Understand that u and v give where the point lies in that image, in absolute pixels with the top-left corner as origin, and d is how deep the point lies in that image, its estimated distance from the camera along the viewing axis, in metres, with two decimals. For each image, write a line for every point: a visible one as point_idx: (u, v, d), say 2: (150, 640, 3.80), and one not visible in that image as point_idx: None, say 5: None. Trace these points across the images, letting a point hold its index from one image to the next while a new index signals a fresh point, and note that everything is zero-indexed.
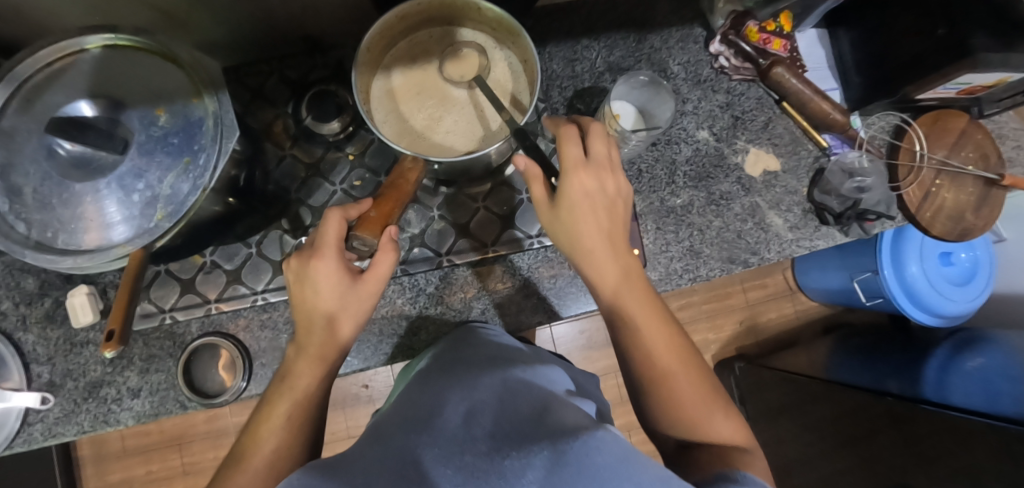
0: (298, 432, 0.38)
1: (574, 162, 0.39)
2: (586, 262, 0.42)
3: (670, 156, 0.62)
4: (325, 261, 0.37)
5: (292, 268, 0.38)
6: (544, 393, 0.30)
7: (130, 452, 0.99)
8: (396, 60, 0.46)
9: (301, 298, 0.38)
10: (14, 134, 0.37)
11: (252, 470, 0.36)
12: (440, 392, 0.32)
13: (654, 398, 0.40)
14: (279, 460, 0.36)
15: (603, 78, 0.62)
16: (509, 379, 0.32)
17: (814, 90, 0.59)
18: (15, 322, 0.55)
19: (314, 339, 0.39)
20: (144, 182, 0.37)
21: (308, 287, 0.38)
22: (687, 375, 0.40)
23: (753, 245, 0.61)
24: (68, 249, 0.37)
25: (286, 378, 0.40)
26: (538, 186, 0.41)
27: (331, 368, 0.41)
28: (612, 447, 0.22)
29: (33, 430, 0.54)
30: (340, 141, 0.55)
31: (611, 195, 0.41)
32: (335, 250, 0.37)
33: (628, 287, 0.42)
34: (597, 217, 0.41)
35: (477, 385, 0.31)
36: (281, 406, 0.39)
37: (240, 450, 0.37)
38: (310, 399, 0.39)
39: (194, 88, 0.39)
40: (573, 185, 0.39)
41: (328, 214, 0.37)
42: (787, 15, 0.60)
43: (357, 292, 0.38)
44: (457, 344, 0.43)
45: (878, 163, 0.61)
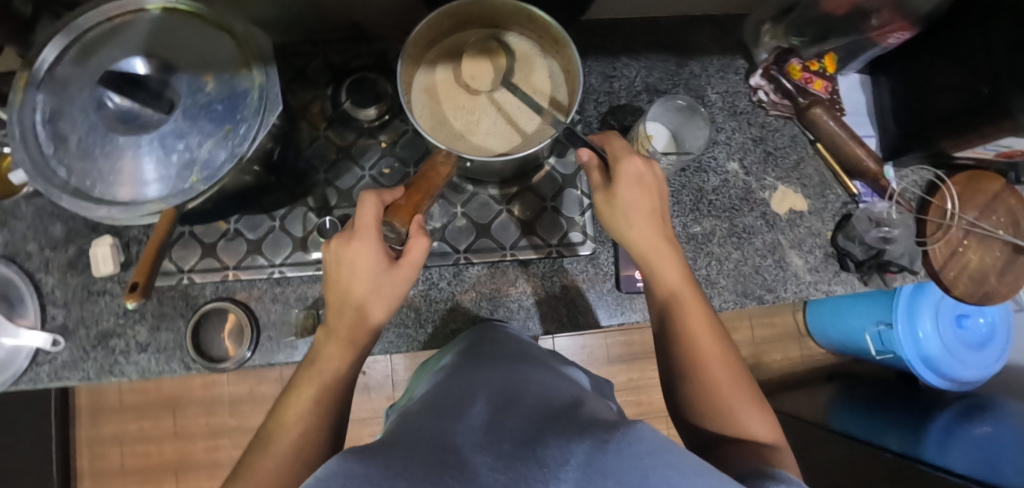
0: (325, 418, 0.37)
1: (622, 149, 0.44)
2: (634, 241, 0.44)
3: (697, 183, 0.61)
4: (362, 245, 0.35)
5: (330, 249, 0.37)
6: (572, 388, 0.32)
7: (124, 408, 1.00)
8: (439, 57, 0.47)
9: (336, 282, 0.37)
10: (67, 83, 0.38)
11: (279, 454, 0.34)
12: (468, 386, 0.31)
13: (687, 382, 0.40)
14: (307, 445, 0.35)
15: (639, 98, 0.63)
16: (534, 381, 0.32)
17: (850, 134, 0.58)
18: (38, 264, 0.57)
19: (344, 321, 0.38)
20: (184, 143, 0.38)
21: (345, 271, 0.36)
22: (722, 363, 0.40)
23: (770, 282, 0.61)
24: (103, 199, 0.38)
25: (316, 362, 0.38)
26: (598, 174, 0.44)
27: (359, 353, 0.39)
28: (652, 439, 0.21)
29: (40, 370, 0.55)
30: (375, 128, 0.56)
31: (658, 180, 0.44)
32: (373, 233, 0.36)
33: (671, 269, 0.43)
34: (647, 196, 0.43)
35: (503, 385, 0.31)
36: (308, 390, 0.37)
37: (266, 433, 0.36)
38: (338, 383, 0.38)
39: (243, 61, 0.40)
40: (625, 166, 0.42)
41: (364, 198, 0.36)
42: (831, 57, 0.60)
43: (391, 278, 0.37)
44: (486, 341, 0.43)
45: (906, 216, 0.60)
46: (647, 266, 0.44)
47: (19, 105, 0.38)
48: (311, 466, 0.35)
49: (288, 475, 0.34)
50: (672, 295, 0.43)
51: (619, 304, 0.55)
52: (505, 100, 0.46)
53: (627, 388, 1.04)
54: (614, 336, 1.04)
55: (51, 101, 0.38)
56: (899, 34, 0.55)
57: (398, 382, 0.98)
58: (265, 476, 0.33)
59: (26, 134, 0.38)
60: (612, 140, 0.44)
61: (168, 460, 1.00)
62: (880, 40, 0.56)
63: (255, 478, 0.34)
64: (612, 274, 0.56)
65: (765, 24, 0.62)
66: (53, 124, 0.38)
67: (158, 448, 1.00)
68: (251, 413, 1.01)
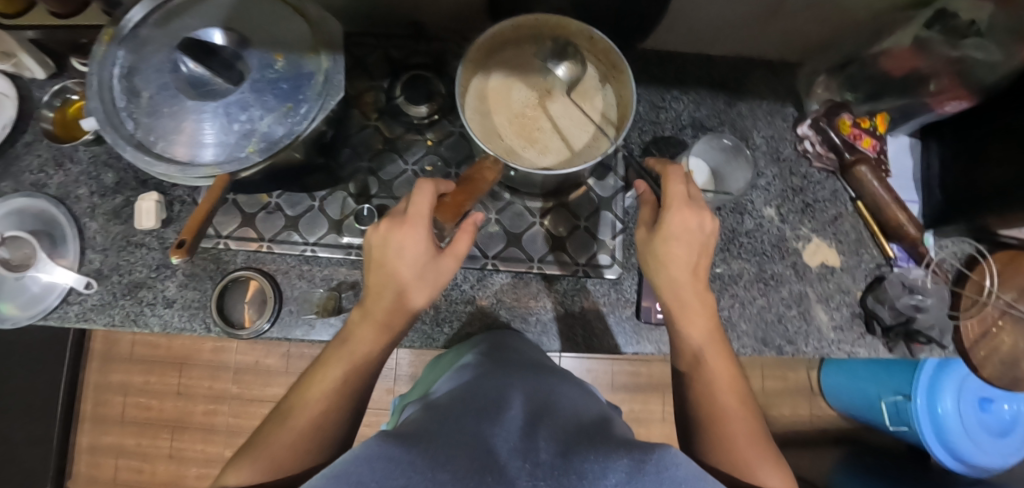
0: (347, 399, 0.38)
1: (678, 198, 0.41)
2: (683, 318, 0.42)
3: (730, 224, 0.61)
4: (410, 231, 0.36)
5: (379, 232, 0.37)
6: (597, 406, 0.37)
7: (134, 359, 1.03)
8: (498, 63, 0.48)
9: (381, 266, 0.37)
10: (147, 43, 0.40)
11: (298, 428, 0.36)
12: (501, 386, 0.35)
13: (705, 436, 0.39)
14: (325, 425, 0.36)
15: (684, 131, 0.63)
16: (563, 395, 0.36)
17: (893, 197, 0.58)
18: (85, 208, 0.60)
19: (382, 305, 0.38)
20: (246, 115, 0.39)
21: (391, 255, 0.36)
22: (741, 419, 0.39)
23: (791, 334, 0.59)
24: (163, 155, 0.39)
25: (348, 342, 0.39)
26: (648, 210, 0.44)
27: (391, 339, 0.40)
28: (688, 467, 0.26)
29: (69, 309, 0.57)
30: (423, 126, 0.58)
31: (705, 234, 0.41)
32: (421, 222, 0.36)
33: (718, 345, 0.42)
34: (689, 250, 0.41)
35: (536, 394, 0.34)
36: (336, 369, 0.38)
37: (286, 408, 0.38)
38: (365, 365, 0.39)
39: (313, 44, 0.42)
40: (674, 217, 0.40)
41: (421, 185, 0.37)
42: (883, 116, 0.60)
43: (436, 268, 0.37)
44: (499, 349, 0.45)
45: (941, 288, 0.58)
46: (698, 353, 0.42)
47: (99, 57, 0.40)
48: (325, 446, 0.36)
49: (305, 452, 0.35)
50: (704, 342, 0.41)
51: (636, 334, 0.55)
52: (558, 118, 0.47)
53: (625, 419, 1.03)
54: (620, 364, 1.03)
55: (130, 58, 0.40)
56: (958, 103, 0.53)
57: (400, 376, 0.99)
58: (280, 451, 0.35)
59: (102, 85, 0.40)
60: (669, 185, 0.42)
61: (167, 417, 1.02)
62: (937, 106, 0.55)
63: (272, 450, 0.35)
64: (634, 301, 0.56)
65: (819, 76, 0.64)
66: (127, 79, 0.40)
67: (159, 403, 1.02)
68: (254, 384, 1.02)
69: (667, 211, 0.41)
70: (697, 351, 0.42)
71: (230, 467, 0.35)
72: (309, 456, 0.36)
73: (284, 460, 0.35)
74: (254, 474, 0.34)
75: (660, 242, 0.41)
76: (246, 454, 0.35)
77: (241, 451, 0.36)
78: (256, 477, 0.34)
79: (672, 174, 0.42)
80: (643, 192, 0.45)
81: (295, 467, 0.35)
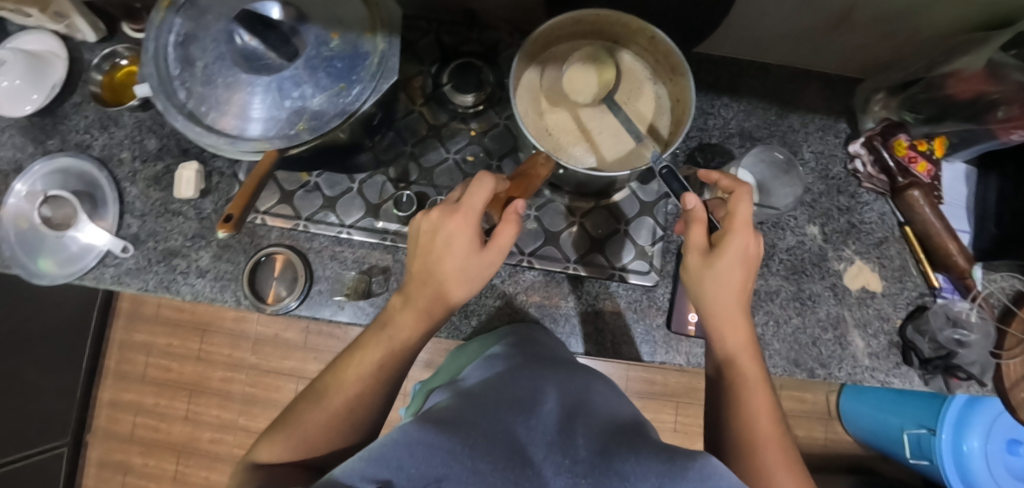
0: (382, 384, 0.37)
1: (743, 221, 0.39)
2: (725, 321, 0.41)
3: (771, 239, 0.59)
4: (462, 225, 0.35)
5: (429, 219, 0.36)
6: (632, 408, 0.36)
7: (159, 321, 1.05)
8: (553, 57, 0.47)
9: (427, 254, 0.36)
10: (206, 11, 0.40)
11: (332, 409, 0.36)
12: (535, 380, 0.33)
13: (743, 462, 0.38)
14: (358, 408, 0.37)
15: (731, 140, 0.61)
16: (597, 394, 0.35)
17: (945, 225, 0.56)
18: (126, 172, 0.61)
19: (424, 293, 0.37)
20: (298, 92, 0.39)
21: (440, 245, 0.36)
22: (776, 446, 0.38)
23: (825, 358, 0.58)
24: (214, 127, 0.39)
25: (388, 327, 0.38)
26: (699, 229, 0.40)
27: (431, 327, 0.39)
28: (728, 477, 0.25)
29: (104, 271, 0.58)
30: (468, 115, 0.57)
31: (757, 258, 0.40)
32: (474, 218, 0.35)
33: (752, 359, 0.41)
34: (746, 275, 0.40)
35: (570, 389, 0.33)
36: (374, 353, 0.38)
37: (321, 386, 0.38)
38: (403, 351, 0.38)
39: (370, 25, 0.41)
40: (737, 241, 0.38)
41: (480, 178, 0.35)
42: (942, 140, 0.57)
43: (478, 261, 0.36)
44: (528, 342, 0.43)
45: (987, 324, 0.56)
46: (727, 355, 0.42)
47: (156, 23, 0.40)
48: (356, 427, 0.37)
49: (336, 432, 0.36)
50: (735, 350, 0.41)
51: (664, 343, 0.54)
52: (608, 117, 0.46)
53: None
54: (636, 370, 1.02)
55: (186, 25, 0.40)
56: None
57: (415, 361, 0.99)
58: (313, 429, 0.36)
59: (157, 52, 0.39)
60: (736, 205, 0.39)
61: (185, 380, 1.04)
62: (1002, 135, 0.52)
63: (304, 428, 0.36)
64: (666, 309, 0.55)
65: (879, 93, 0.60)
66: (183, 47, 0.40)
67: (179, 367, 1.04)
68: (272, 356, 1.04)
69: (727, 234, 0.39)
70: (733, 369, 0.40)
71: (263, 441, 0.36)
72: (341, 437, 0.36)
73: (316, 438, 0.36)
74: (287, 449, 0.35)
75: (718, 264, 0.39)
76: (279, 428, 0.37)
77: (274, 423, 0.38)
78: (290, 452, 0.35)
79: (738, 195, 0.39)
80: (693, 207, 0.40)
81: (326, 445, 0.36)
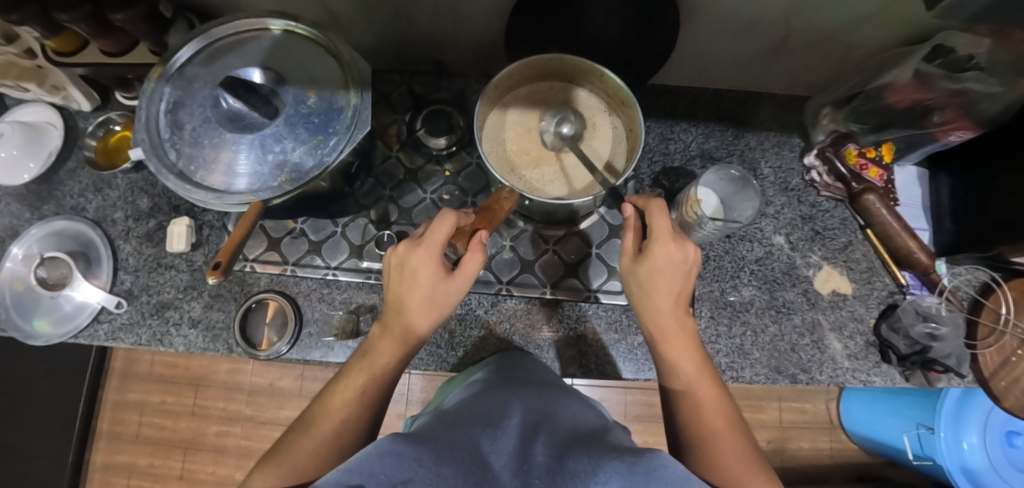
0: (366, 408, 0.39)
1: (662, 229, 0.41)
2: (650, 312, 0.43)
3: (740, 252, 0.62)
4: (425, 255, 0.37)
5: (397, 252, 0.39)
6: (601, 419, 0.38)
7: (152, 378, 1.04)
8: (513, 100, 0.50)
9: (398, 285, 0.39)
10: (193, 80, 0.44)
11: (320, 436, 0.37)
12: (503, 399, 0.35)
13: (696, 456, 0.39)
14: (346, 433, 0.38)
15: (693, 162, 0.65)
16: (565, 407, 0.36)
17: (903, 225, 0.58)
18: (119, 231, 0.63)
19: (399, 320, 0.39)
20: (280, 147, 0.42)
21: (407, 276, 0.38)
22: (729, 438, 0.39)
23: (805, 362, 0.59)
24: (202, 184, 0.42)
25: (368, 354, 0.40)
26: (632, 236, 0.44)
27: (409, 352, 0.41)
28: (675, 468, 0.27)
29: (98, 328, 0.60)
30: (442, 157, 0.60)
31: (689, 264, 0.42)
32: (437, 249, 0.37)
33: (683, 343, 0.42)
34: (672, 279, 0.41)
35: (538, 405, 0.35)
36: (357, 379, 0.40)
37: (310, 415, 0.39)
38: (384, 377, 0.40)
39: (344, 82, 0.44)
40: (658, 248, 0.41)
41: (445, 213, 0.38)
42: (889, 146, 0.61)
43: (446, 288, 0.38)
44: (506, 368, 0.45)
45: (956, 315, 0.57)
46: (657, 338, 0.43)
47: (147, 93, 0.43)
48: (344, 453, 0.38)
49: (325, 458, 0.37)
50: (662, 337, 0.43)
51: (646, 361, 0.56)
52: (568, 151, 0.49)
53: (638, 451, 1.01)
54: (633, 393, 1.02)
55: (175, 93, 0.44)
56: (962, 133, 0.54)
57: (412, 401, 1.00)
58: (302, 456, 0.36)
59: (149, 119, 0.43)
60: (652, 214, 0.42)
61: (180, 436, 1.03)
62: (941, 136, 0.56)
63: (294, 456, 0.36)
64: None
65: (826, 108, 0.64)
66: (173, 113, 0.43)
67: (173, 423, 1.03)
68: (267, 405, 1.03)
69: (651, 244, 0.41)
70: (687, 377, 0.42)
71: (255, 472, 0.36)
72: (331, 463, 0.37)
73: (305, 466, 0.36)
74: (275, 478, 0.35)
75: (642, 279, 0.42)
76: (270, 458, 0.37)
77: (266, 455, 0.38)
78: (278, 482, 0.35)
79: (657, 206, 0.42)
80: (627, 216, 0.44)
81: (316, 473, 0.36)
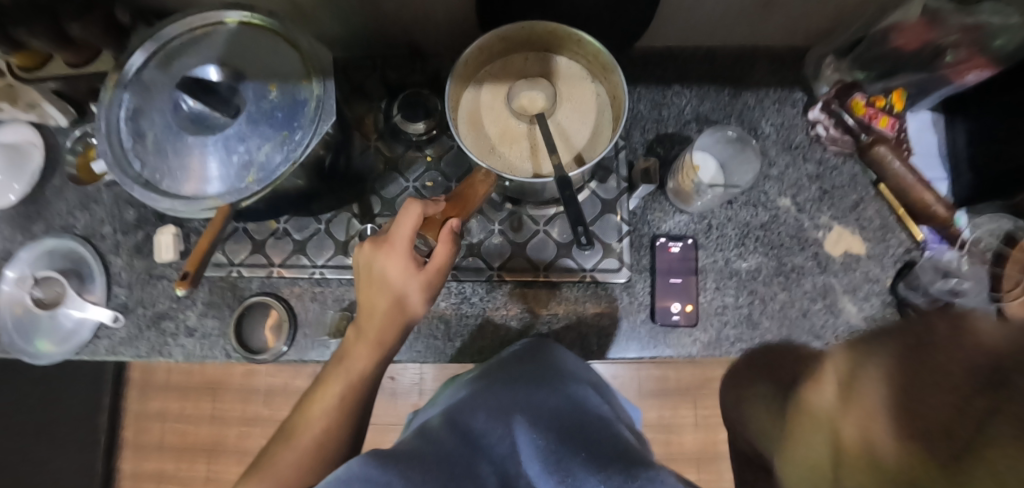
0: (347, 415, 0.38)
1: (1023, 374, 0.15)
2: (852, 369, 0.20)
3: (745, 217, 0.59)
4: (393, 255, 0.36)
5: (363, 254, 0.37)
6: (592, 412, 0.36)
7: (170, 386, 1.06)
8: (488, 76, 0.48)
9: (367, 285, 0.37)
10: (151, 85, 0.42)
11: (302, 448, 0.37)
12: (493, 401, 0.36)
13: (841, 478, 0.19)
14: (327, 443, 0.37)
15: (688, 126, 0.61)
16: (558, 404, 0.36)
17: (918, 177, 0.55)
18: (109, 245, 0.62)
19: (375, 321, 0.38)
20: (245, 146, 0.40)
21: (377, 276, 0.37)
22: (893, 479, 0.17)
23: (818, 328, 0.57)
24: (169, 192, 0.40)
25: (343, 360, 0.39)
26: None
27: (387, 354, 0.39)
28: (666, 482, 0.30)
29: (99, 343, 0.60)
30: (422, 142, 0.57)
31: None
32: (404, 247, 0.36)
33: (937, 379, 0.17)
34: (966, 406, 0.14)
35: (529, 404, 0.35)
36: (335, 387, 0.38)
37: (290, 428, 0.39)
38: (362, 383, 0.39)
39: (306, 72, 0.42)
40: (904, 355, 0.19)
41: (407, 208, 0.36)
42: (900, 93, 0.56)
43: (420, 283, 0.37)
44: (524, 357, 0.43)
45: (978, 269, 0.54)
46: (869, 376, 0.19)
47: (105, 103, 0.41)
48: (328, 462, 0.37)
49: (309, 469, 0.36)
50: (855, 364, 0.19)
51: (651, 337, 0.55)
52: (553, 123, 0.46)
53: (656, 424, 1.00)
54: (646, 369, 1.01)
55: (134, 100, 0.42)
56: (978, 72, 0.51)
57: (425, 391, 1.00)
58: (285, 469, 0.36)
59: (109, 129, 0.41)
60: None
61: (203, 440, 1.05)
62: (956, 78, 0.52)
63: (276, 470, 0.36)
64: (647, 304, 0.56)
65: (828, 58, 0.60)
66: (133, 121, 0.41)
67: (195, 428, 1.05)
68: (283, 405, 1.04)
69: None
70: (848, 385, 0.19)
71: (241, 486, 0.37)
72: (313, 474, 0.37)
73: (289, 478, 0.36)
74: None
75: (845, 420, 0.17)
76: (255, 471, 0.37)
77: (250, 468, 0.38)
78: None
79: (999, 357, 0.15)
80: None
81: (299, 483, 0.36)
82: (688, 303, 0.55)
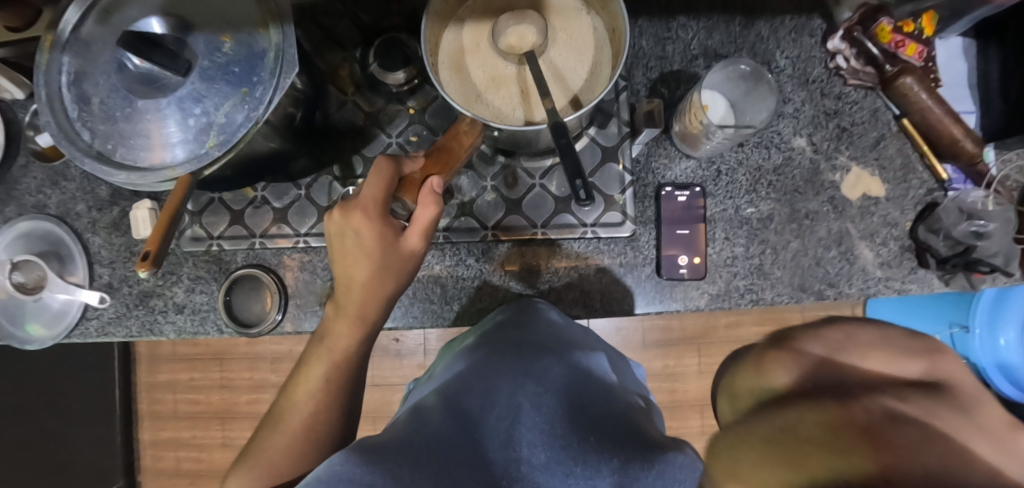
0: (332, 395, 0.40)
1: None
2: None
3: (756, 161, 0.55)
4: (365, 221, 0.36)
5: (335, 221, 0.37)
6: (582, 387, 0.35)
7: (177, 357, 1.07)
8: (471, 14, 0.43)
9: (342, 255, 0.37)
10: (91, 44, 0.37)
11: (290, 430, 0.39)
12: (483, 385, 0.34)
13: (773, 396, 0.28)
14: (314, 424, 0.39)
15: (695, 63, 0.56)
16: (549, 382, 0.34)
17: (946, 110, 0.50)
18: (85, 223, 0.59)
19: (352, 297, 0.39)
20: (201, 107, 0.36)
21: (351, 246, 0.37)
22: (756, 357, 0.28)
23: (832, 276, 0.54)
24: (124, 164, 0.37)
25: (327, 339, 0.40)
26: None
27: (369, 331, 0.40)
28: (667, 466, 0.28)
29: (88, 324, 0.59)
30: (404, 93, 0.52)
31: None
32: (376, 210, 0.36)
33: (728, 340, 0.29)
34: None
35: (518, 387, 0.33)
36: (318, 367, 0.40)
37: (278, 411, 0.41)
38: (346, 361, 0.40)
39: (263, 18, 0.37)
40: None
41: (376, 164, 0.36)
42: (930, 16, 0.51)
43: (399, 249, 0.37)
44: (513, 325, 0.42)
45: (1006, 208, 0.50)
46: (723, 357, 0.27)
47: (42, 66, 0.37)
48: (319, 446, 0.39)
49: (301, 452, 0.39)
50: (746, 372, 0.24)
51: (661, 291, 0.53)
52: (544, 63, 0.41)
53: (662, 374, 1.00)
54: (651, 321, 1.00)
55: (75, 62, 0.37)
56: None
57: (430, 351, 1.00)
58: (275, 455, 0.38)
59: (52, 97, 0.37)
60: None
61: (215, 408, 1.07)
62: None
63: (269, 455, 0.39)
64: (653, 258, 0.53)
65: None
66: (76, 86, 0.37)
67: (206, 397, 1.07)
68: None
69: None
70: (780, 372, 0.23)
71: (234, 473, 0.39)
72: (304, 457, 0.39)
73: (279, 462, 0.38)
74: (254, 476, 0.38)
75: None
76: (244, 459, 0.40)
77: (243, 452, 0.40)
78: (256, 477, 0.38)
79: None
80: None
81: (290, 465, 0.38)
82: (695, 256, 0.52)
